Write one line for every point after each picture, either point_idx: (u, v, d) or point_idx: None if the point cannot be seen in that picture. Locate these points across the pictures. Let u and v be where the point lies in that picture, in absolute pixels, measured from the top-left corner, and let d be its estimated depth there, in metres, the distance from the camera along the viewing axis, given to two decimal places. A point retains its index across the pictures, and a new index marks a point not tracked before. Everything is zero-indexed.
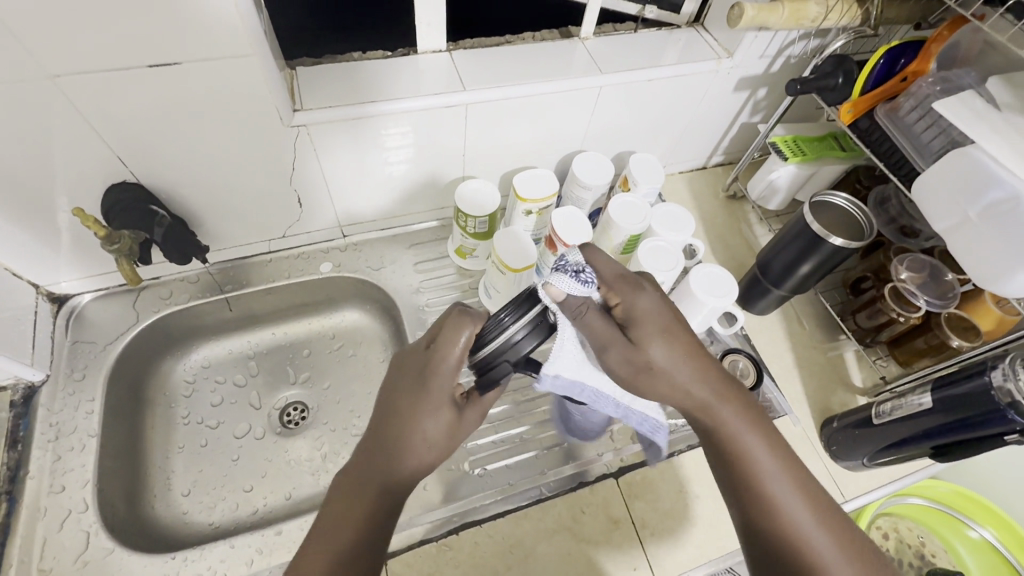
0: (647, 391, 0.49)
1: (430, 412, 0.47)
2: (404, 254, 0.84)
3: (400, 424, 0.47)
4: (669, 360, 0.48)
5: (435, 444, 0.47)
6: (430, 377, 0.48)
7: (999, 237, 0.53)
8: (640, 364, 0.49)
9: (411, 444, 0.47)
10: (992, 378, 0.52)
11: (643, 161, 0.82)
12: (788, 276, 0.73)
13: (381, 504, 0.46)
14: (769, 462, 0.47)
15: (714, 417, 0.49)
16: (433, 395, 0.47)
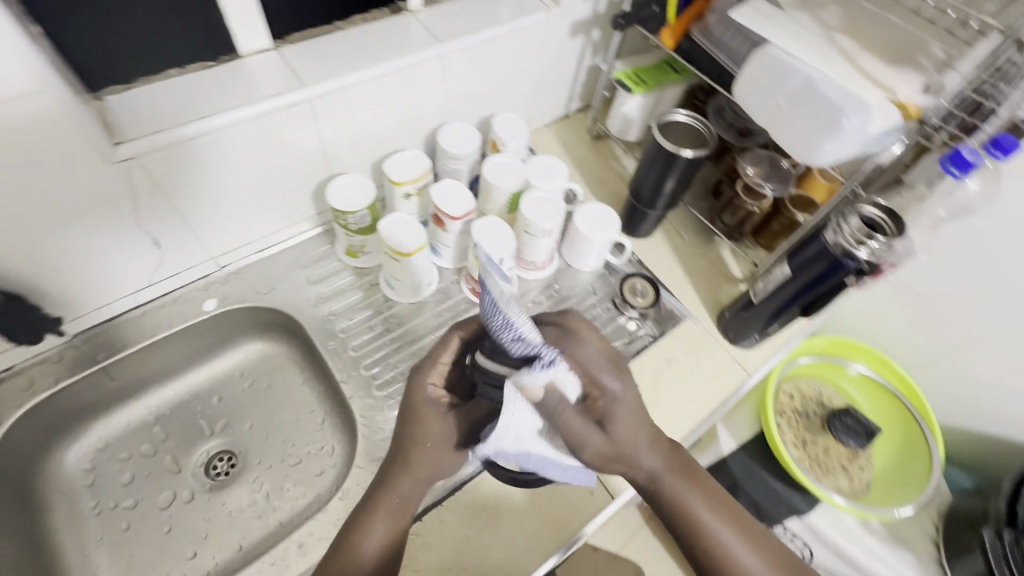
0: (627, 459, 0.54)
1: (422, 435, 0.56)
2: (293, 268, 0.80)
3: (401, 445, 0.57)
4: (637, 439, 0.55)
5: (437, 446, 0.57)
6: (419, 404, 0.57)
7: (806, 119, 0.60)
8: (632, 441, 0.54)
9: (409, 466, 0.56)
10: (827, 237, 0.60)
11: (505, 122, 0.85)
12: (657, 196, 0.80)
13: (393, 502, 0.55)
14: (720, 524, 0.56)
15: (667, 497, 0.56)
16: (426, 423, 0.57)
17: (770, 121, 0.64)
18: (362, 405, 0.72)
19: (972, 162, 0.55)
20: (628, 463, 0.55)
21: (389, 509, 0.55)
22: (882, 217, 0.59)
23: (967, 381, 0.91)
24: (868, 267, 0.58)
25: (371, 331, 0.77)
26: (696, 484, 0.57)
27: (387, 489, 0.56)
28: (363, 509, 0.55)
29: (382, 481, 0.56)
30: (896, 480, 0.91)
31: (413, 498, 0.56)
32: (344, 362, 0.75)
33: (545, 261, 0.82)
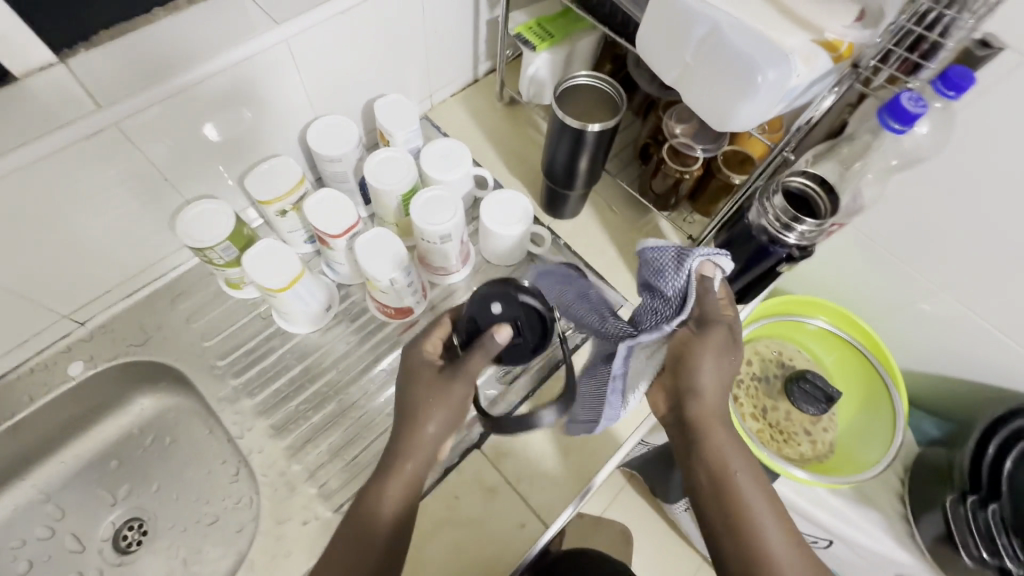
0: (690, 378, 0.50)
1: (420, 408, 0.51)
2: (170, 309, 0.70)
3: (397, 431, 0.51)
4: (717, 369, 0.49)
5: (432, 404, 0.50)
6: (414, 373, 0.53)
7: (717, 77, 0.49)
8: (702, 364, 0.49)
9: (414, 429, 0.50)
10: (751, 217, 0.51)
11: (389, 106, 0.73)
12: (573, 174, 0.69)
13: (403, 473, 0.50)
14: (759, 497, 0.48)
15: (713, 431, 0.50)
16: (420, 393, 0.51)
17: (679, 80, 0.53)
18: (265, 460, 0.64)
19: (918, 114, 0.45)
20: (690, 380, 0.50)
21: (385, 507, 0.49)
22: (813, 187, 0.50)
23: (930, 327, 0.85)
24: (799, 251, 0.49)
25: (267, 371, 0.68)
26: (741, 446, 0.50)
27: (392, 460, 0.51)
28: (352, 514, 0.49)
29: (376, 472, 0.51)
30: (858, 442, 0.86)
31: (412, 488, 0.50)
32: (241, 411, 0.67)
33: (457, 264, 0.72)
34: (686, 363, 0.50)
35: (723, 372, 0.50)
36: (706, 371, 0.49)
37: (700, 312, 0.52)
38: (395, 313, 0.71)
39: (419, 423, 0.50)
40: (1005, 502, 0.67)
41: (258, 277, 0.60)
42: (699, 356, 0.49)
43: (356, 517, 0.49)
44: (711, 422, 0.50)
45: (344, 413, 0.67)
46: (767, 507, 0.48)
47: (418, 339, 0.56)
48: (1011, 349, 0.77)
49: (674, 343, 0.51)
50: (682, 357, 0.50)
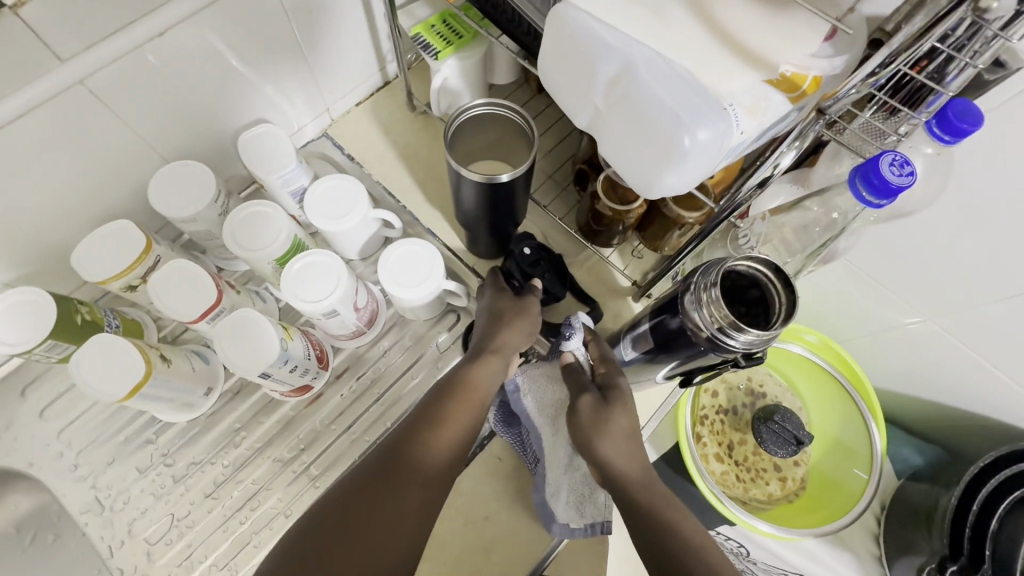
0: (585, 440, 0.48)
1: (505, 317, 0.55)
2: (19, 402, 0.59)
3: (482, 335, 0.54)
4: (610, 427, 0.48)
5: (518, 318, 0.55)
6: (495, 296, 0.57)
7: (635, 131, 0.36)
8: (593, 427, 0.48)
9: (504, 324, 0.54)
10: (685, 306, 0.40)
11: (257, 139, 0.58)
12: (488, 218, 0.56)
13: (481, 380, 0.50)
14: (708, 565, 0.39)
15: (635, 493, 0.45)
16: (501, 312, 0.55)
17: (591, 126, 0.39)
18: None
19: (904, 186, 0.32)
20: (586, 446, 0.48)
21: (470, 402, 0.48)
22: (765, 274, 0.38)
23: (918, 351, 0.75)
24: (745, 360, 0.38)
25: (139, 471, 0.58)
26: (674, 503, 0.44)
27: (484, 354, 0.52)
28: (435, 405, 0.47)
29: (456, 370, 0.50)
30: (833, 481, 0.78)
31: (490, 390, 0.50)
32: (109, 524, 0.56)
33: (358, 327, 0.61)
34: (578, 444, 0.49)
35: (616, 441, 0.47)
36: (600, 448, 0.47)
37: (570, 387, 0.52)
38: (292, 392, 0.60)
39: (505, 330, 0.54)
40: (988, 569, 0.60)
41: (90, 388, 0.49)
42: (582, 436, 0.48)
43: (416, 419, 0.46)
44: (628, 486, 0.45)
45: (231, 518, 0.57)
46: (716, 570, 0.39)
47: (488, 282, 0.60)
48: (1003, 381, 0.69)
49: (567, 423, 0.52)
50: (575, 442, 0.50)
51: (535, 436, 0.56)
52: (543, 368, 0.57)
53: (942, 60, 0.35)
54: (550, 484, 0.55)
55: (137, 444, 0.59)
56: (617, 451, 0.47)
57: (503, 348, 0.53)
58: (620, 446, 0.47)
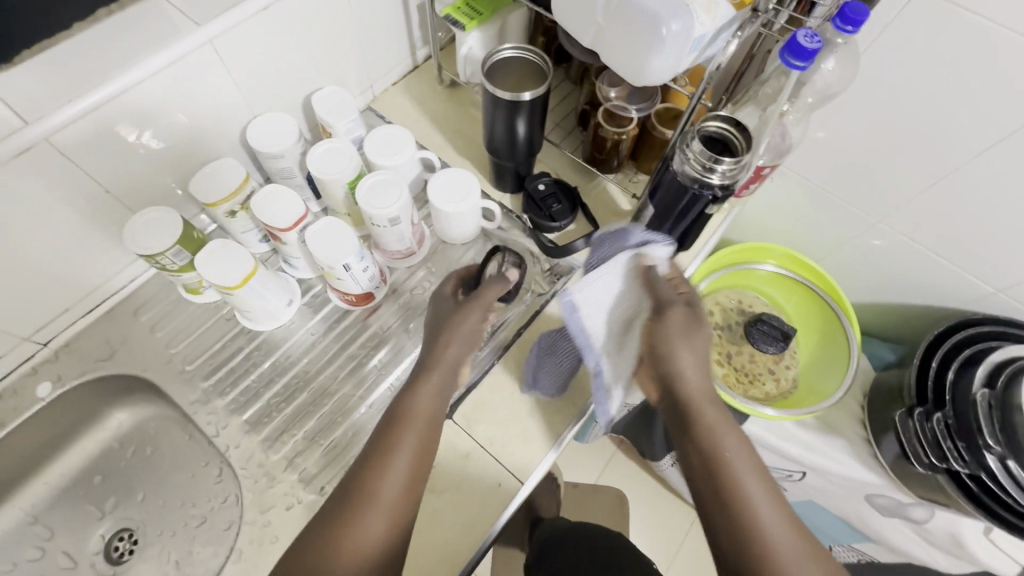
0: (668, 349, 0.55)
1: (450, 327, 0.59)
2: (132, 321, 0.71)
3: (427, 349, 0.59)
4: (694, 349, 0.56)
5: (466, 331, 0.60)
6: (438, 307, 0.62)
7: (629, 30, 0.51)
8: (678, 341, 0.55)
9: (449, 335, 0.59)
10: (675, 165, 0.54)
11: (326, 98, 0.74)
12: (515, 144, 0.71)
13: (430, 399, 0.55)
14: (751, 479, 0.50)
15: (704, 412, 0.53)
16: (447, 319, 0.60)
17: (594, 44, 0.55)
18: (242, 454, 0.65)
19: (815, 48, 0.47)
20: (666, 354, 0.55)
21: (409, 433, 0.53)
22: (729, 129, 0.53)
23: (881, 255, 0.89)
24: (722, 192, 0.52)
25: (235, 370, 0.70)
26: (727, 420, 0.54)
27: (429, 370, 0.57)
28: (378, 442, 0.53)
29: (396, 406, 0.55)
30: (819, 376, 0.90)
31: (431, 415, 0.55)
32: (214, 412, 0.68)
33: (412, 245, 0.74)
34: (659, 348, 0.56)
35: (695, 354, 0.56)
36: (680, 355, 0.55)
37: (659, 295, 0.58)
38: (358, 300, 0.72)
39: (448, 343, 0.59)
40: (948, 411, 0.71)
41: (209, 276, 0.61)
42: (669, 343, 0.55)
43: (378, 435, 0.54)
44: (698, 399, 0.54)
45: (315, 402, 0.69)
46: (760, 486, 0.50)
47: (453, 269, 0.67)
48: (947, 269, 0.82)
49: (645, 333, 0.58)
50: (653, 342, 0.56)
51: (591, 350, 0.59)
52: (620, 275, 0.59)
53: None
54: (608, 389, 0.61)
55: (232, 349, 0.71)
56: (694, 368, 0.55)
57: (444, 361, 0.58)
58: (694, 362, 0.55)
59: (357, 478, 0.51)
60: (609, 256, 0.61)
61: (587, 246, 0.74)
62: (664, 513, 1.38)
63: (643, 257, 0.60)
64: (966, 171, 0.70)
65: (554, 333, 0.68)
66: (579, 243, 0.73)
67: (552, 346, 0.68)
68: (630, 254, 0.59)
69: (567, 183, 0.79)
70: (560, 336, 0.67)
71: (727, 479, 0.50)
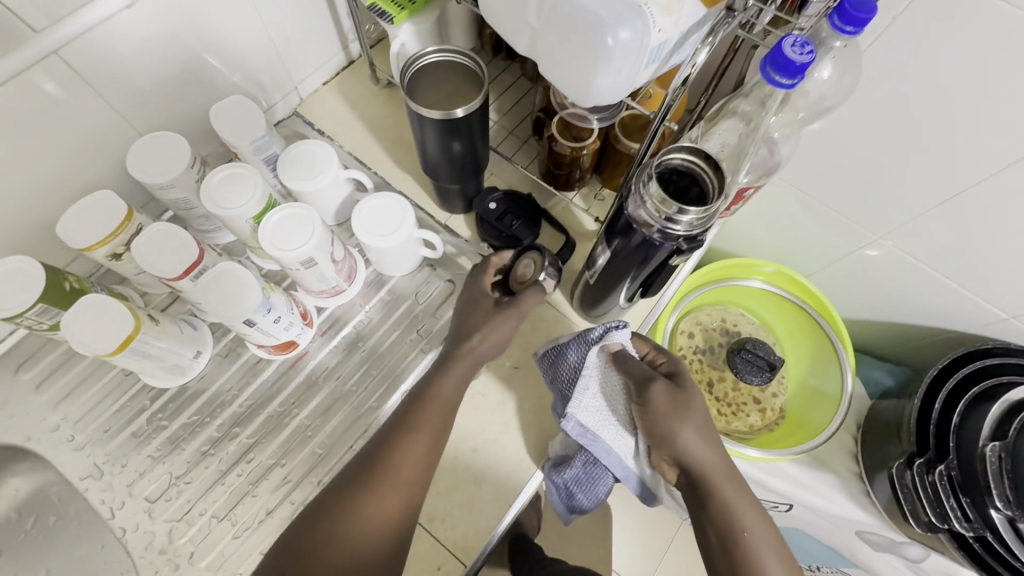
0: (667, 431, 0.50)
1: (480, 324, 0.55)
2: (14, 381, 0.61)
3: (454, 342, 0.55)
4: (696, 424, 0.50)
5: (496, 327, 0.55)
6: (470, 300, 0.57)
7: (566, 38, 0.39)
8: (677, 421, 0.49)
9: (478, 328, 0.55)
10: (631, 211, 0.43)
11: (227, 109, 0.61)
12: (453, 165, 0.60)
13: (452, 391, 0.52)
14: (775, 564, 0.46)
15: (720, 486, 0.48)
16: (473, 314, 0.56)
17: (531, 52, 0.44)
18: (142, 539, 0.57)
19: (805, 63, 0.36)
20: (667, 437, 0.50)
21: (431, 414, 0.51)
22: (697, 163, 0.42)
23: (880, 271, 0.79)
24: (688, 244, 0.42)
25: (135, 437, 0.60)
26: (745, 492, 0.49)
27: (456, 361, 0.54)
28: (403, 414, 0.51)
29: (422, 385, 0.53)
30: (810, 405, 0.82)
31: (451, 401, 0.52)
32: (110, 487, 0.59)
33: (339, 282, 0.64)
34: (659, 433, 0.50)
35: (695, 430, 0.49)
36: (681, 435, 0.49)
37: (635, 372, 0.53)
38: (277, 349, 0.62)
39: (482, 335, 0.54)
40: (952, 461, 0.63)
41: (77, 342, 0.51)
42: (665, 424, 0.50)
43: (394, 425, 0.50)
44: (711, 478, 0.49)
45: (228, 472, 0.60)
46: (784, 569, 0.46)
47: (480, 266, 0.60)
48: (955, 290, 0.73)
49: (639, 418, 0.52)
50: (652, 429, 0.51)
51: (612, 455, 0.54)
52: (601, 378, 0.54)
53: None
54: (642, 479, 0.57)
55: (131, 410, 0.61)
56: (699, 442, 0.49)
57: (472, 355, 0.54)
58: (697, 435, 0.49)
59: (354, 481, 0.47)
60: (581, 361, 0.54)
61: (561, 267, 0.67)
62: (644, 527, 1.31)
63: (609, 345, 0.54)
64: (983, 187, 0.59)
65: (558, 477, 0.57)
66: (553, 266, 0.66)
67: (567, 487, 0.58)
68: (599, 345, 0.54)
69: (523, 194, 0.69)
70: (571, 478, 0.57)
71: (751, 567, 0.45)
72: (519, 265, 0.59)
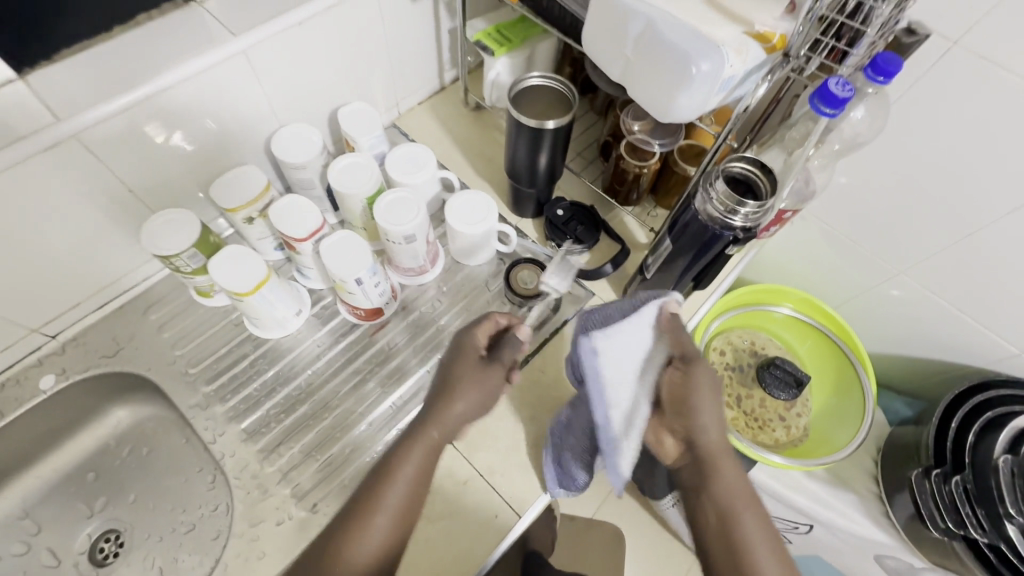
0: (692, 403, 0.52)
1: (460, 389, 0.54)
2: (142, 322, 0.71)
3: (432, 402, 0.54)
4: (717, 407, 0.53)
5: (477, 393, 0.54)
6: (458, 362, 0.56)
7: (658, 65, 0.51)
8: (703, 395, 0.52)
9: (456, 393, 0.54)
10: (697, 205, 0.53)
11: (352, 113, 0.74)
12: (535, 172, 0.71)
13: (426, 457, 0.51)
14: (770, 556, 0.47)
15: (728, 472, 0.50)
16: (456, 380, 0.54)
17: (622, 79, 0.56)
18: (238, 463, 0.65)
19: (846, 97, 0.47)
20: (693, 408, 0.52)
21: (401, 483, 0.49)
22: (754, 171, 0.52)
23: (902, 306, 0.87)
24: (744, 233, 0.52)
25: (238, 377, 0.70)
26: (750, 486, 0.51)
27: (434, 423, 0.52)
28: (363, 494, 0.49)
29: (385, 458, 0.51)
30: (831, 425, 0.88)
31: (423, 473, 0.51)
32: (212, 418, 0.67)
33: (425, 264, 0.74)
34: (681, 402, 0.52)
35: (715, 411, 0.52)
36: (703, 408, 0.52)
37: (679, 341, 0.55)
38: (366, 315, 0.72)
39: (455, 403, 0.53)
40: (969, 474, 0.69)
41: (225, 282, 0.61)
42: (692, 396, 0.52)
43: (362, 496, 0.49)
44: (720, 460, 0.51)
45: (316, 415, 0.68)
46: (780, 566, 0.47)
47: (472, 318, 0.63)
48: (971, 326, 0.80)
49: (665, 383, 0.54)
50: (674, 396, 0.53)
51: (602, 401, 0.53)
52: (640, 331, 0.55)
53: (864, 9, 0.48)
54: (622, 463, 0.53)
55: (238, 355, 0.71)
56: (717, 423, 0.52)
57: (450, 420, 0.53)
58: (717, 415, 0.52)
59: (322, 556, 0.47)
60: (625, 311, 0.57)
61: (614, 269, 0.77)
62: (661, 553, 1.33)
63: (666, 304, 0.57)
64: (995, 228, 0.68)
65: (558, 424, 0.63)
66: (610, 266, 0.75)
67: (560, 438, 0.62)
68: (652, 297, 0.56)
69: (587, 205, 0.79)
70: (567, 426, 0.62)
71: (744, 550, 0.47)
72: (526, 275, 0.75)
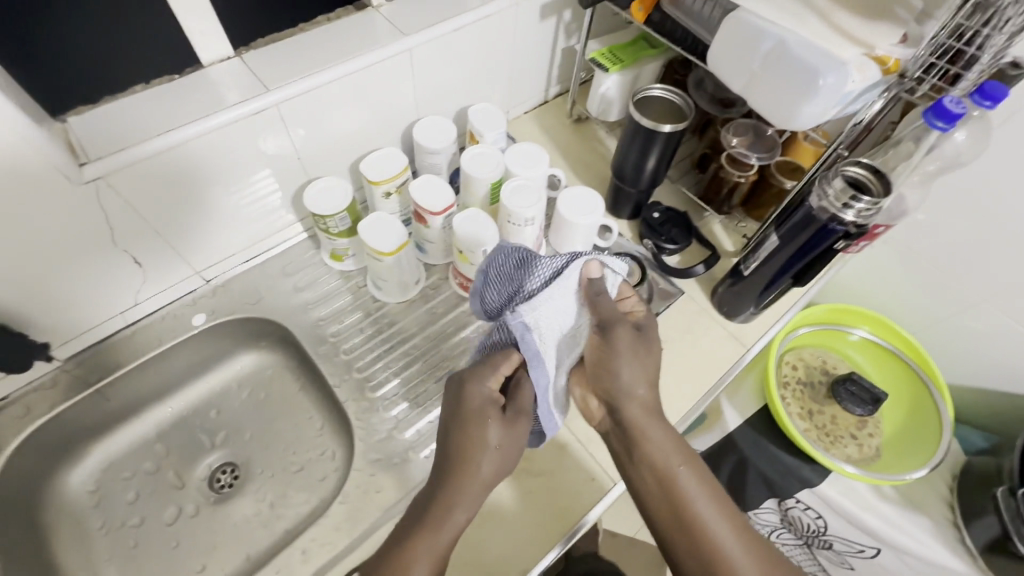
0: (613, 369, 0.54)
1: (477, 442, 0.51)
2: (281, 277, 0.80)
3: (453, 451, 0.52)
4: (641, 368, 0.54)
5: (503, 445, 0.53)
6: (480, 415, 0.53)
7: (785, 78, 0.58)
8: (622, 358, 0.54)
9: (479, 451, 0.51)
10: (813, 202, 0.59)
11: (480, 112, 0.84)
12: (640, 174, 0.78)
13: (461, 514, 0.49)
14: (702, 501, 0.50)
15: (657, 426, 0.53)
16: (474, 434, 0.52)
17: (744, 92, 0.63)
18: (357, 408, 0.71)
19: (960, 112, 0.53)
20: (610, 374, 0.54)
21: (432, 535, 0.48)
22: (866, 175, 0.58)
23: (983, 334, 0.88)
24: (857, 227, 0.58)
25: (359, 333, 0.77)
26: (680, 440, 0.53)
27: (458, 475, 0.51)
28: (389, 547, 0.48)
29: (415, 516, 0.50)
30: (905, 447, 0.89)
31: (452, 534, 0.49)
32: (335, 366, 0.74)
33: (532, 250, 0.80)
34: (605, 363, 0.55)
35: (638, 373, 0.54)
36: (623, 372, 0.54)
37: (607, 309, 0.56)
38: None
39: (485, 461, 0.51)
40: None
41: (370, 241, 0.70)
42: (614, 360, 0.54)
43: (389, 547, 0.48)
44: (648, 415, 0.53)
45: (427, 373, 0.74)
46: (714, 510, 0.50)
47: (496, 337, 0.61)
48: None
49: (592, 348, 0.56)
50: (598, 360, 0.55)
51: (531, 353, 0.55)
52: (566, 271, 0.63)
53: (979, 37, 0.54)
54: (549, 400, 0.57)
55: (360, 314, 0.78)
56: (642, 381, 0.54)
57: (482, 476, 0.51)
58: (638, 375, 0.54)
59: None
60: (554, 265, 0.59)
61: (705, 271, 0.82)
62: None
63: (586, 266, 0.59)
64: None
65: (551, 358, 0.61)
66: (700, 268, 0.80)
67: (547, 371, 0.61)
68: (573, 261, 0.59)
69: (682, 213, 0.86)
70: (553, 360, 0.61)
71: (679, 499, 0.50)
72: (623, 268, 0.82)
